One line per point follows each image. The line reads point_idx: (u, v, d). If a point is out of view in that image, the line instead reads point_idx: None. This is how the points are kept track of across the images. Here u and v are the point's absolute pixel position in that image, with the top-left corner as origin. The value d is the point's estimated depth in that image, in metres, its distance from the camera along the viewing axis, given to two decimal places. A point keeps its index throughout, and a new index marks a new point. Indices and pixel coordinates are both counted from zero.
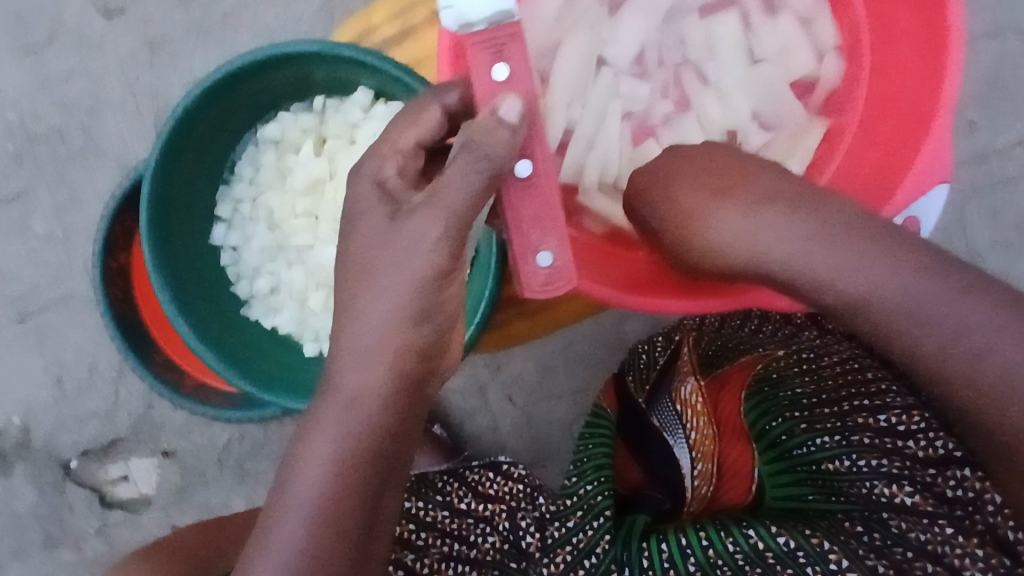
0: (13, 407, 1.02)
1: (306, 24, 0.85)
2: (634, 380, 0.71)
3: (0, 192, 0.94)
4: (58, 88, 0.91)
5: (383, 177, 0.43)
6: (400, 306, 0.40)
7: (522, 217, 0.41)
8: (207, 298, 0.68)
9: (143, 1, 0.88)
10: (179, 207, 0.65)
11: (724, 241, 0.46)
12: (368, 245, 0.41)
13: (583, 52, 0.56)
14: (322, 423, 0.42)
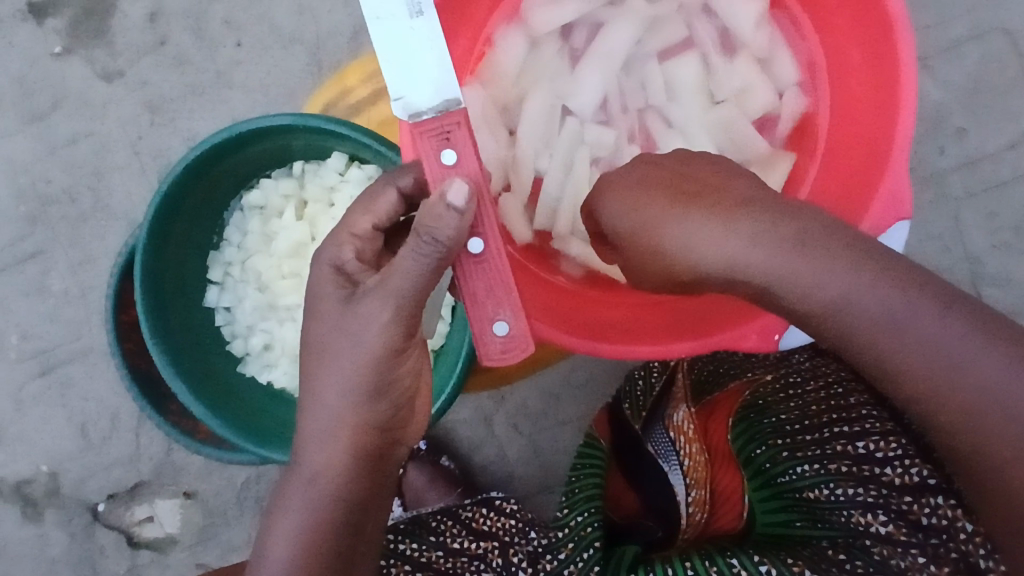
0: (41, 457, 1.07)
1: (297, 78, 0.89)
2: (630, 408, 0.73)
3: (19, 254, 0.99)
4: (66, 152, 0.95)
5: (342, 261, 0.51)
6: (355, 386, 0.48)
7: (476, 290, 0.48)
8: (203, 361, 0.71)
9: (140, 64, 0.92)
10: (170, 281, 0.69)
11: (680, 248, 0.44)
12: (328, 333, 0.49)
13: (546, 106, 0.57)
14: (293, 491, 0.50)
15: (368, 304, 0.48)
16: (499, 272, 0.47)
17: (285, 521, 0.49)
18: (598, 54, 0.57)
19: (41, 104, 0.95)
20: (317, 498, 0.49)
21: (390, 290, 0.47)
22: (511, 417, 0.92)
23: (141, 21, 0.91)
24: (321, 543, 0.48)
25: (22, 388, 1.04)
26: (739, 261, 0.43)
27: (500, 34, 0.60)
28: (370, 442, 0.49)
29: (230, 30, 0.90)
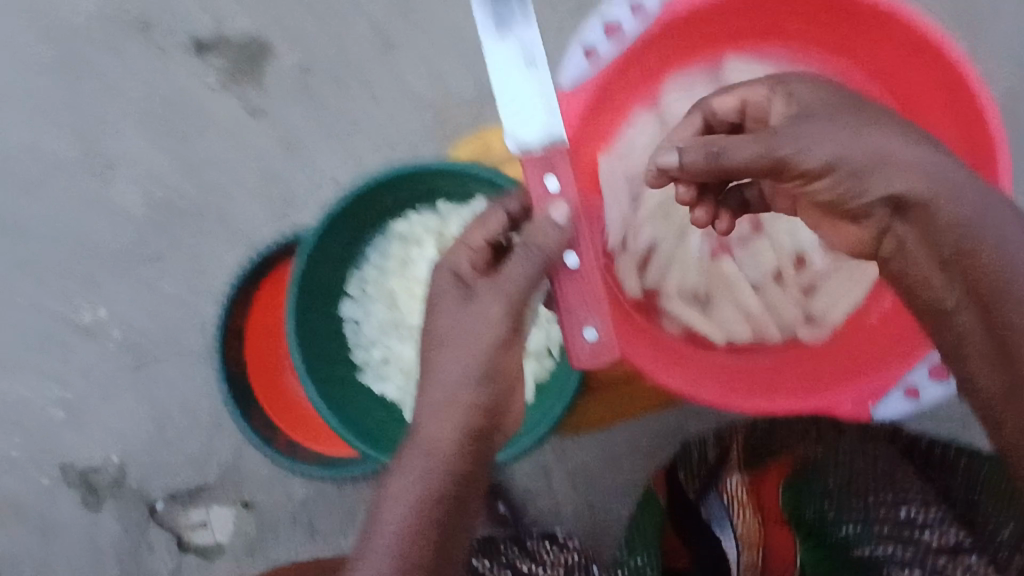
0: (114, 446, 1.13)
1: (421, 135, 1.00)
2: (685, 472, 0.82)
3: (139, 254, 1.08)
4: (202, 171, 1.06)
5: (457, 266, 0.58)
6: (473, 369, 0.55)
7: (568, 297, 0.58)
8: (328, 364, 0.79)
9: (285, 104, 1.03)
10: (315, 292, 0.77)
11: (873, 141, 0.53)
12: (447, 327, 0.56)
13: (673, 181, 0.67)
14: (410, 463, 0.55)
15: (487, 300, 0.56)
16: (591, 285, 0.58)
17: (402, 490, 0.54)
18: None
19: (189, 126, 1.06)
20: (433, 471, 0.54)
21: (505, 288, 0.56)
22: (571, 471, 0.96)
23: (292, 67, 1.03)
24: (435, 513, 0.53)
25: (112, 379, 1.12)
26: (927, 170, 0.53)
27: (635, 113, 0.72)
28: (476, 420, 0.56)
29: (368, 84, 1.01)
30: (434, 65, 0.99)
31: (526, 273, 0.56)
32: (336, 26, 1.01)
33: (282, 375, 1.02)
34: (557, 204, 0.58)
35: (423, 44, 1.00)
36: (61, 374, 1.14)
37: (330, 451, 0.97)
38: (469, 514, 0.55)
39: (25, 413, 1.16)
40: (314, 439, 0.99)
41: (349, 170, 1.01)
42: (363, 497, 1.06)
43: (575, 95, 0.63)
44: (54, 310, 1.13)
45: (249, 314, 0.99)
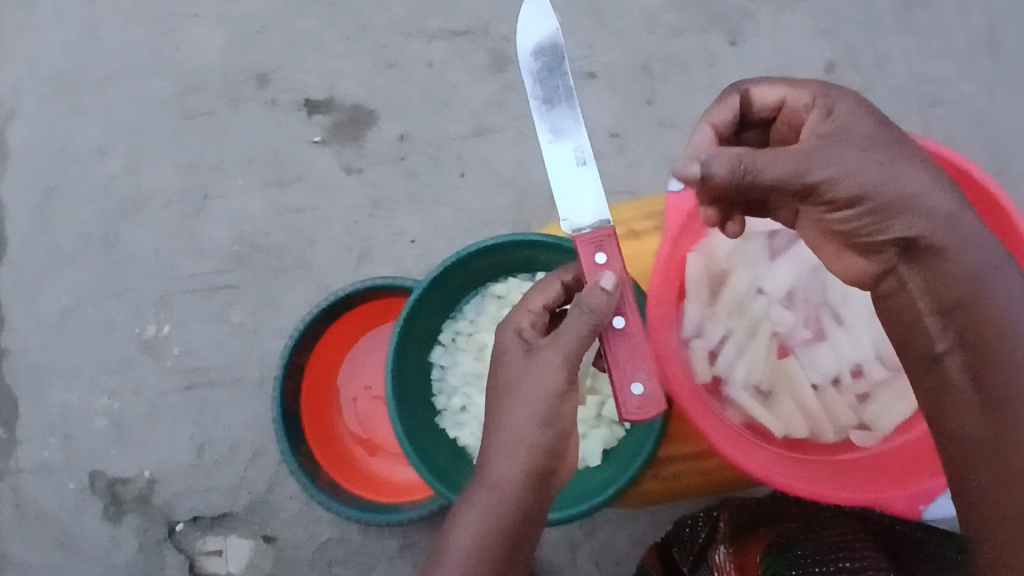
0: (148, 462, 1.15)
1: (499, 213, 1.09)
2: (679, 552, 0.86)
3: (215, 283, 1.15)
4: (290, 216, 1.14)
5: (521, 327, 0.65)
6: (532, 416, 0.60)
7: (618, 357, 0.61)
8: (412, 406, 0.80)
9: (379, 168, 1.13)
10: (416, 333, 0.80)
11: (899, 176, 0.50)
12: (514, 380, 0.62)
13: (745, 282, 0.69)
14: (474, 500, 0.61)
15: (547, 356, 0.60)
16: (639, 345, 0.61)
17: (461, 530, 0.61)
18: (796, 254, 0.68)
19: (286, 174, 1.15)
20: (489, 515, 0.60)
21: (561, 344, 0.60)
22: (597, 551, 0.98)
23: (392, 137, 1.13)
24: (487, 552, 0.60)
25: (162, 396, 1.16)
26: (943, 220, 0.50)
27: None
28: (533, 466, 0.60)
29: (459, 163, 1.11)
30: (522, 155, 1.10)
31: (581, 333, 0.59)
32: (438, 108, 1.13)
33: (330, 415, 1.07)
34: (606, 274, 0.61)
35: (515, 135, 1.10)
36: (113, 384, 1.18)
37: (366, 493, 1.01)
38: (521, 551, 0.61)
39: (70, 417, 1.19)
40: (350, 480, 1.03)
41: (429, 236, 1.10)
42: (385, 548, 1.07)
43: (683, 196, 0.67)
44: (122, 323, 1.19)
45: (313, 352, 1.04)
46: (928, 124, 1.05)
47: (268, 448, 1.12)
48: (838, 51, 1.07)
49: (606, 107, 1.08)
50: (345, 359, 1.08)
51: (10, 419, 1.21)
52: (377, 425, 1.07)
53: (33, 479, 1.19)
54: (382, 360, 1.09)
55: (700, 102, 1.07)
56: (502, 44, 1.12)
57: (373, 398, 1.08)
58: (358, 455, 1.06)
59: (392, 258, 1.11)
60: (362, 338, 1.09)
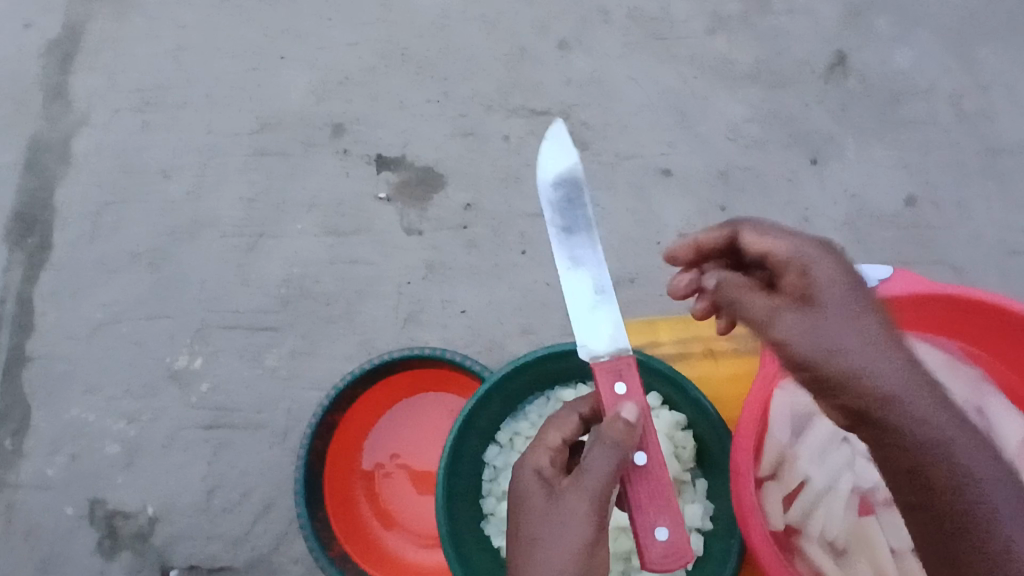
0: (153, 497, 1.11)
1: (556, 295, 1.06)
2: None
3: (256, 323, 1.14)
4: (343, 267, 1.13)
5: (540, 467, 0.58)
6: (562, 574, 0.51)
7: (639, 498, 0.57)
8: (465, 509, 0.69)
9: (440, 233, 1.11)
10: (478, 428, 0.70)
11: None
12: (534, 528, 0.54)
13: (831, 429, 0.65)
14: None
15: (571, 502, 0.53)
16: (663, 485, 0.57)
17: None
18: None
19: (346, 225, 1.14)
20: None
21: (591, 488, 0.53)
22: None
23: (457, 205, 1.12)
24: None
25: (180, 430, 1.12)
26: None
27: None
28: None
29: (521, 240, 1.09)
30: None
31: (608, 472, 0.54)
32: (509, 183, 1.12)
33: (350, 479, 1.02)
34: (626, 403, 0.57)
35: None
36: (132, 410, 1.15)
37: (376, 572, 0.95)
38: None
39: (80, 437, 1.15)
40: (364, 556, 0.97)
41: (480, 308, 1.08)
42: None
43: None
44: (153, 348, 1.16)
45: (346, 413, 1.00)
46: (1010, 272, 1.02)
47: (280, 503, 1.07)
48: (921, 185, 1.05)
49: (678, 206, 1.06)
50: (376, 423, 1.03)
51: (20, 428, 1.17)
52: (399, 498, 1.02)
53: (29, 495, 1.14)
54: (412, 429, 1.04)
55: (777, 214, 1.04)
56: (582, 129, 1.11)
57: (397, 467, 1.03)
58: (373, 527, 1.00)
59: (439, 326, 1.08)
60: (397, 402, 1.04)
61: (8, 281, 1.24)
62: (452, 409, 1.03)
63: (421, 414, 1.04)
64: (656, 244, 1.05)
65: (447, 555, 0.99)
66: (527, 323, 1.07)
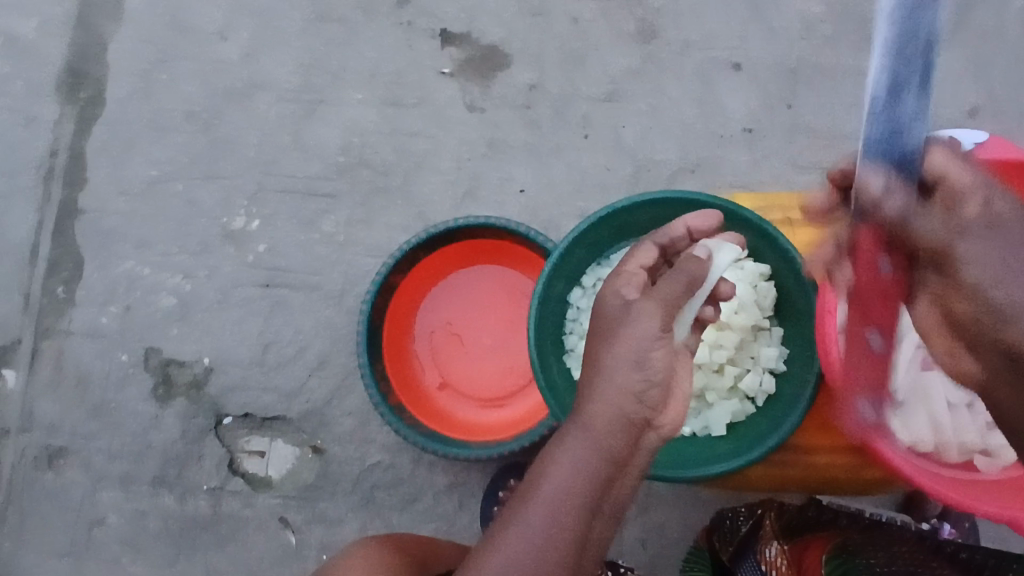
0: (208, 350, 1.15)
1: (614, 179, 1.09)
2: (719, 539, 0.84)
3: (313, 189, 1.15)
4: (403, 139, 1.14)
5: (618, 289, 0.65)
6: (626, 366, 0.60)
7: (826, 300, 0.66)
8: (550, 341, 0.76)
9: (501, 111, 1.12)
10: (565, 276, 0.77)
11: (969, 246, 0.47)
12: (607, 334, 0.62)
13: None
14: (563, 459, 0.57)
15: (640, 305, 0.62)
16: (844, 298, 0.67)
17: (546, 491, 0.56)
18: None
19: (407, 97, 1.15)
20: (575, 479, 0.57)
21: (655, 300, 0.62)
22: (645, 531, 0.98)
23: (521, 85, 1.13)
24: (572, 515, 0.56)
25: (235, 287, 1.15)
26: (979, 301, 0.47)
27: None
28: (620, 421, 0.59)
29: (583, 124, 1.10)
30: (649, 129, 1.09)
31: (677, 285, 0.62)
32: (575, 66, 1.12)
33: (404, 340, 1.06)
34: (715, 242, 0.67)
35: (648, 109, 1.10)
36: (187, 266, 1.17)
37: (431, 424, 1.01)
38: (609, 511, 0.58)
39: (133, 288, 1.18)
40: (416, 409, 1.02)
41: (539, 188, 1.10)
42: (432, 484, 1.06)
43: None
44: (208, 207, 1.18)
45: (405, 277, 1.04)
46: None
47: (334, 361, 1.11)
48: (982, 98, 1.07)
49: (743, 100, 1.08)
50: (432, 289, 1.07)
51: (71, 278, 1.20)
52: (450, 361, 1.06)
53: (82, 342, 1.18)
54: (466, 297, 1.07)
55: (837, 116, 1.07)
56: (651, 17, 1.11)
57: (451, 333, 1.07)
58: (424, 386, 1.05)
59: (496, 202, 1.10)
60: (453, 271, 1.08)
61: (59, 133, 1.24)
62: (507, 281, 1.07)
63: (476, 284, 1.08)
64: (718, 137, 1.08)
65: (497, 415, 1.04)
66: (584, 205, 1.09)
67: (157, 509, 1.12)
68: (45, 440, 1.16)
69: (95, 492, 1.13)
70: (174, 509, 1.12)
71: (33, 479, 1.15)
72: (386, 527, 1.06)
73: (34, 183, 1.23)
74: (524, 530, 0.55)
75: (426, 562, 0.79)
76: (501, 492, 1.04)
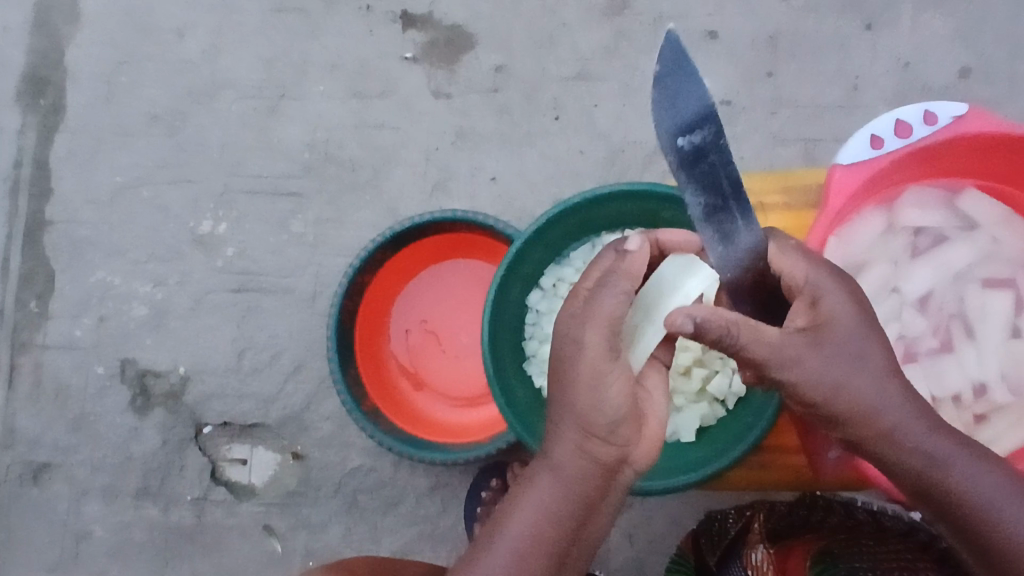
0: (183, 358, 1.12)
1: (589, 164, 1.04)
2: (707, 543, 0.84)
3: (280, 188, 1.11)
4: (369, 132, 1.10)
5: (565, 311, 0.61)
6: (587, 401, 0.58)
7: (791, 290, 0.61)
8: (509, 345, 0.79)
9: (469, 98, 1.08)
10: (522, 274, 0.78)
11: (823, 360, 0.55)
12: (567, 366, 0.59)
13: (882, 281, 0.68)
14: (535, 491, 0.59)
15: (591, 334, 0.58)
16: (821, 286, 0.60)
17: (507, 541, 0.57)
18: (938, 262, 0.68)
19: (371, 87, 1.10)
20: (536, 527, 0.57)
21: (602, 315, 0.58)
22: (630, 527, 0.95)
23: (489, 68, 1.07)
24: (534, 562, 0.56)
25: (207, 293, 1.12)
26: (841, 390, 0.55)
27: (871, 206, 0.68)
28: (585, 463, 0.58)
29: (555, 107, 1.05)
30: (624, 108, 1.04)
31: (615, 304, 0.58)
32: (544, 46, 1.07)
33: (378, 343, 1.03)
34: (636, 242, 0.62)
35: (622, 87, 1.05)
36: (158, 273, 1.14)
37: (408, 428, 0.98)
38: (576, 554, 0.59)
39: (105, 298, 1.16)
40: (394, 413, 0.99)
41: (511, 176, 1.05)
42: (415, 486, 1.04)
43: (848, 179, 0.62)
44: (176, 212, 1.15)
45: (375, 277, 1.00)
46: None
47: (310, 364, 1.09)
48: (976, 60, 1.01)
49: (722, 74, 1.03)
50: (405, 288, 1.04)
51: (44, 291, 1.17)
52: (426, 361, 1.03)
53: (57, 355, 1.16)
54: (440, 295, 1.04)
55: (821, 87, 1.01)
56: None
57: (426, 333, 1.04)
58: (402, 388, 1.02)
59: (467, 193, 1.06)
60: (426, 268, 1.04)
61: (22, 143, 1.21)
62: (481, 276, 1.04)
63: (449, 281, 1.04)
64: None
65: (477, 415, 1.01)
66: (558, 193, 1.04)
67: (142, 521, 1.11)
68: (27, 456, 1.14)
69: (80, 506, 1.12)
70: (159, 520, 1.10)
71: (18, 495, 1.14)
72: (371, 531, 1.04)
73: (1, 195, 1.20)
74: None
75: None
76: (484, 492, 1.01)
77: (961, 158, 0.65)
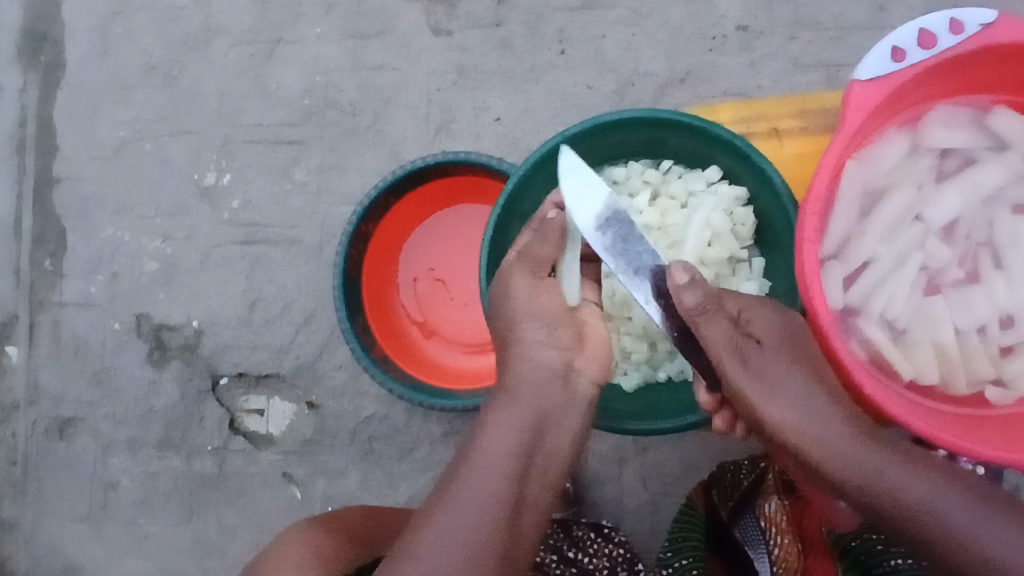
0: (196, 312, 1.12)
1: (597, 98, 0.99)
2: (718, 495, 0.82)
3: (280, 136, 1.09)
4: (367, 74, 1.06)
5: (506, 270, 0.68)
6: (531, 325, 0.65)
7: (805, 228, 0.57)
8: None
9: (470, 34, 1.03)
10: (521, 212, 0.76)
11: (769, 368, 0.59)
12: (503, 307, 0.67)
13: (905, 206, 0.64)
14: (500, 416, 0.62)
15: (524, 278, 0.66)
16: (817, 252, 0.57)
17: (474, 468, 0.58)
18: (966, 185, 0.63)
19: (368, 27, 1.06)
20: (505, 443, 0.60)
21: (530, 257, 0.66)
22: (644, 469, 0.95)
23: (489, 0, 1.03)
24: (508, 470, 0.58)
25: (215, 247, 1.12)
26: (784, 394, 0.58)
27: (892, 128, 0.64)
28: (539, 376, 0.64)
29: (560, 39, 1.00)
30: (633, 37, 0.98)
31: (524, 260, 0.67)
32: None
33: (387, 289, 1.01)
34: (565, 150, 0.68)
35: (631, 15, 0.99)
36: (165, 228, 1.14)
37: (418, 375, 0.97)
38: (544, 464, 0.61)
39: (116, 254, 1.16)
40: (404, 361, 0.98)
41: (516, 115, 1.01)
42: (429, 433, 1.04)
43: (868, 95, 0.57)
44: (179, 165, 1.13)
45: (380, 223, 0.98)
46: None
47: (320, 315, 1.08)
48: None
49: None
50: (411, 235, 1.02)
51: (57, 250, 1.18)
52: (434, 308, 1.02)
53: (74, 313, 1.17)
54: (446, 239, 1.02)
55: (844, 7, 0.95)
56: None
57: (434, 279, 1.02)
58: (412, 336, 1.01)
59: (470, 135, 1.02)
60: (431, 213, 1.02)
61: (25, 100, 1.19)
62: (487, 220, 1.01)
63: (456, 224, 1.02)
64: (709, 39, 0.97)
65: (489, 359, 1.00)
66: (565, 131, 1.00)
67: (166, 471, 1.13)
68: (52, 412, 1.17)
69: (106, 458, 1.15)
70: (183, 469, 1.12)
71: (46, 449, 1.17)
72: (387, 477, 1.05)
73: (7, 154, 1.20)
74: (459, 505, 0.56)
75: (371, 543, 0.76)
76: None
77: (994, 64, 0.59)
